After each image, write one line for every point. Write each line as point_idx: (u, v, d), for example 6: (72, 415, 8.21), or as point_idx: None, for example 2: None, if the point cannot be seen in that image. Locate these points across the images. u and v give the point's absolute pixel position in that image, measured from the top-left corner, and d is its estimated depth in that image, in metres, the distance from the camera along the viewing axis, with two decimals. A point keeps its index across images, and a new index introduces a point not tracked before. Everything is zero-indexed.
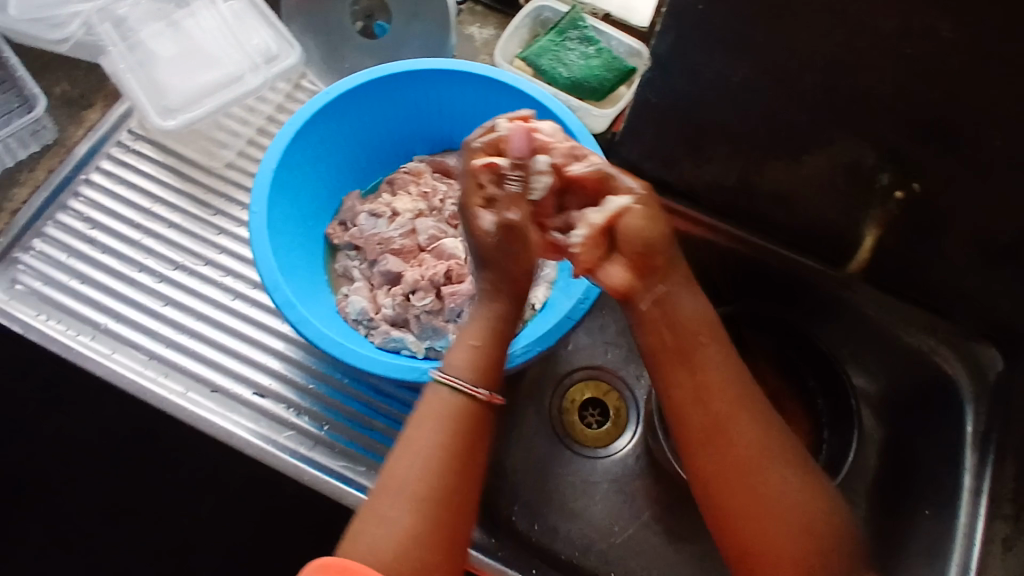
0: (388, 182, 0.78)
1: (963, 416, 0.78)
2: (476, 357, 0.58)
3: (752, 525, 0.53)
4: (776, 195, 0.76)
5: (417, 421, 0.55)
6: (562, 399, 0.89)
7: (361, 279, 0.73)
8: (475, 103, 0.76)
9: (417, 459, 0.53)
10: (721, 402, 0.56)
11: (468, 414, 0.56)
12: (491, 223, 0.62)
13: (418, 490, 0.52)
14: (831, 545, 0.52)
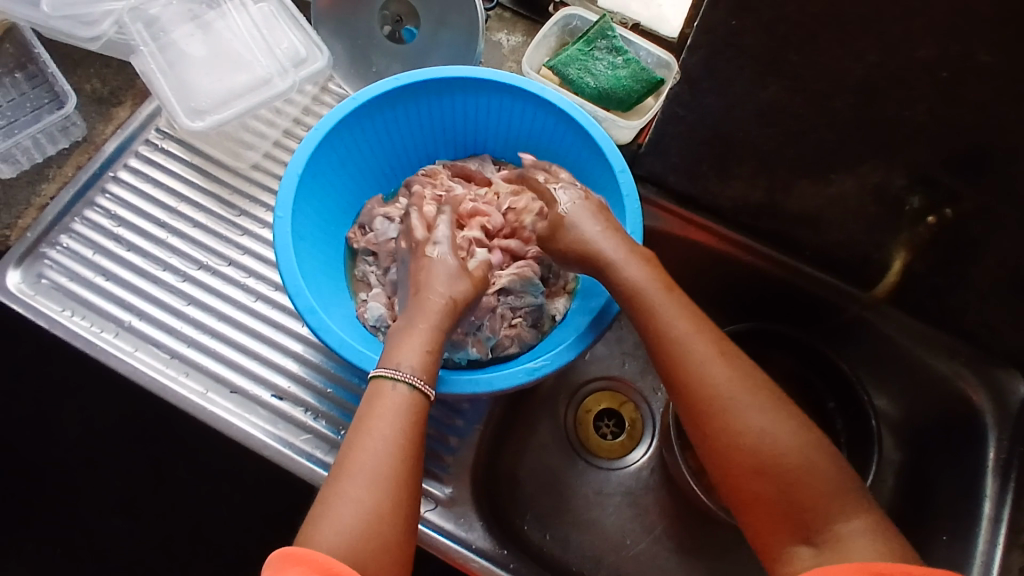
0: (406, 186, 0.77)
1: (985, 443, 0.76)
2: (427, 355, 0.56)
3: (741, 464, 0.53)
4: (803, 214, 0.75)
5: (371, 410, 0.54)
6: (576, 409, 0.89)
7: (379, 284, 0.73)
8: (500, 109, 0.75)
9: (375, 442, 0.52)
10: (690, 360, 0.55)
11: (417, 405, 0.54)
12: (433, 253, 0.63)
13: (377, 472, 0.51)
14: (819, 471, 0.51)
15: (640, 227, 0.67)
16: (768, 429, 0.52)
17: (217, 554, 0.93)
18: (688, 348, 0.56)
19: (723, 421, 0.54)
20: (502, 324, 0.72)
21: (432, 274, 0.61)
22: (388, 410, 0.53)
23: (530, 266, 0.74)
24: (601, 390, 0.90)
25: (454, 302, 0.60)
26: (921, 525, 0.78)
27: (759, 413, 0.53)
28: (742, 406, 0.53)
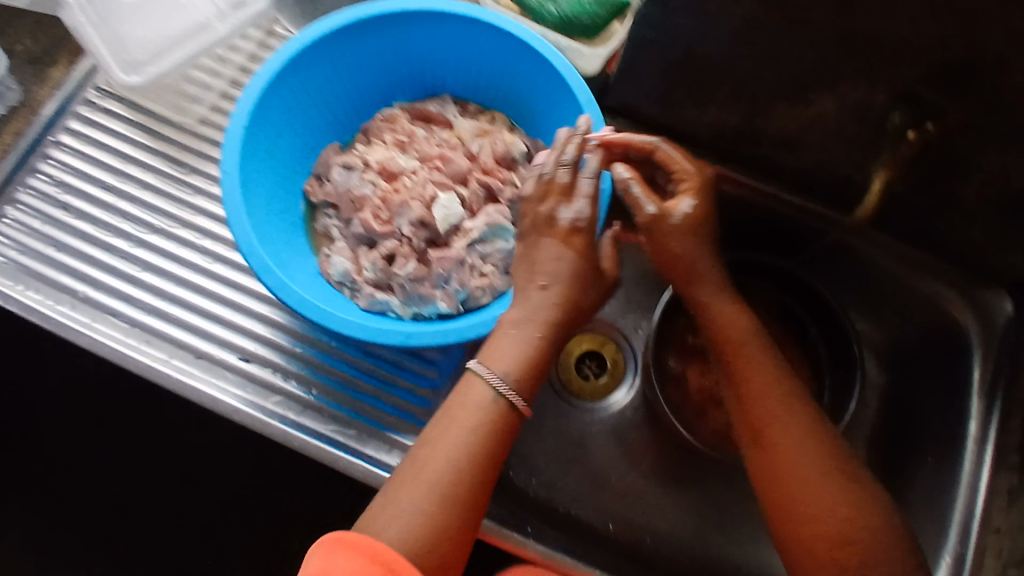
0: (363, 131, 0.73)
1: (970, 363, 0.76)
2: (527, 359, 0.57)
3: (802, 511, 0.57)
4: (781, 138, 0.71)
5: (456, 407, 0.56)
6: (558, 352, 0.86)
7: (342, 239, 0.70)
8: (457, 43, 0.71)
9: (452, 439, 0.54)
10: (767, 407, 0.61)
11: (497, 411, 0.56)
12: (551, 238, 0.59)
13: (450, 464, 0.53)
14: (871, 538, 0.56)
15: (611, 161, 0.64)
16: (810, 468, 0.58)
17: (204, 522, 0.92)
18: (759, 390, 0.61)
19: (772, 449, 0.60)
20: (473, 275, 0.67)
21: (547, 261, 0.58)
22: (472, 413, 0.55)
23: (501, 212, 0.69)
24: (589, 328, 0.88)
25: (569, 301, 0.58)
26: (905, 448, 0.79)
27: (806, 451, 0.59)
28: (791, 445, 0.59)
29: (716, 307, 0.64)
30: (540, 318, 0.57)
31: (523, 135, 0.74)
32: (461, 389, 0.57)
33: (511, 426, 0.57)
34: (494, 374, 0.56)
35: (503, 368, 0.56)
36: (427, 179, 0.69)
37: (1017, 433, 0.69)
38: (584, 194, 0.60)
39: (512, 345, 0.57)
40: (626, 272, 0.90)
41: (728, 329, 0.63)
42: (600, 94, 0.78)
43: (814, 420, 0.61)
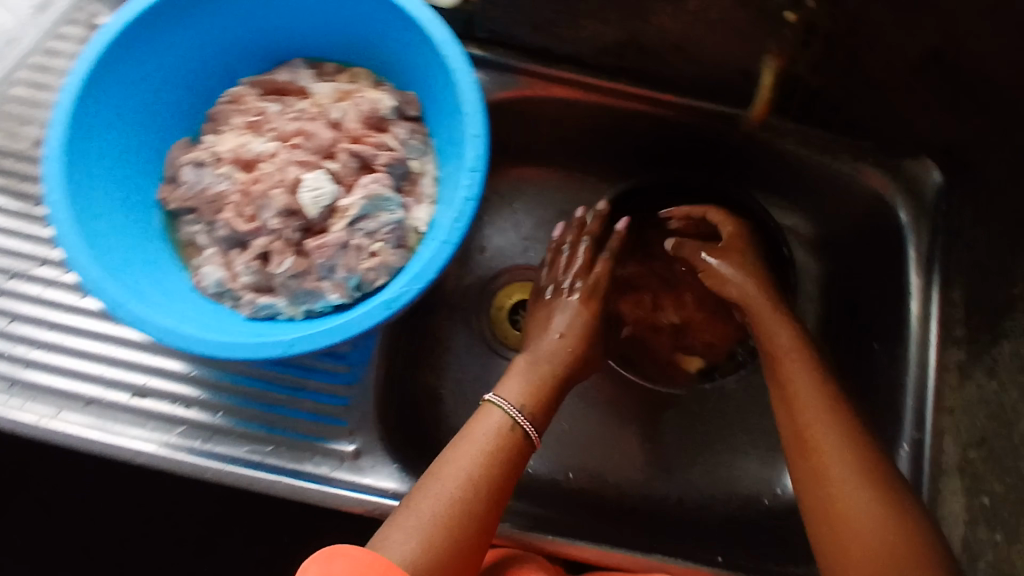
0: (211, 119, 0.65)
1: (903, 244, 0.71)
2: (534, 388, 0.63)
3: (837, 521, 0.53)
4: (669, 39, 0.66)
5: (474, 427, 0.61)
6: (489, 310, 0.82)
7: (211, 245, 0.63)
8: (293, 1, 0.63)
9: (467, 455, 0.58)
10: (812, 417, 0.58)
11: (510, 437, 0.60)
12: (562, 291, 0.70)
13: (465, 476, 0.57)
14: (910, 555, 0.50)
15: (480, 104, 0.58)
16: (843, 464, 0.55)
17: (173, 534, 0.94)
18: (800, 389, 0.60)
19: (807, 445, 0.57)
20: (361, 256, 0.61)
21: (560, 317, 0.68)
22: (484, 431, 0.60)
23: (379, 182, 0.62)
24: (520, 276, 0.83)
25: (578, 354, 0.67)
26: (850, 339, 0.76)
27: (842, 446, 0.56)
28: (829, 441, 0.56)
29: (766, 323, 0.65)
30: (558, 357, 0.65)
31: (390, 88, 0.66)
32: (479, 415, 0.62)
33: (521, 454, 0.60)
34: (510, 402, 0.62)
35: (517, 394, 0.63)
36: (287, 161, 0.61)
37: (959, 304, 0.67)
38: (588, 285, 0.70)
39: (528, 374, 0.64)
40: (545, 212, 0.85)
41: (768, 339, 0.64)
42: (467, 27, 0.70)
43: (859, 431, 0.57)
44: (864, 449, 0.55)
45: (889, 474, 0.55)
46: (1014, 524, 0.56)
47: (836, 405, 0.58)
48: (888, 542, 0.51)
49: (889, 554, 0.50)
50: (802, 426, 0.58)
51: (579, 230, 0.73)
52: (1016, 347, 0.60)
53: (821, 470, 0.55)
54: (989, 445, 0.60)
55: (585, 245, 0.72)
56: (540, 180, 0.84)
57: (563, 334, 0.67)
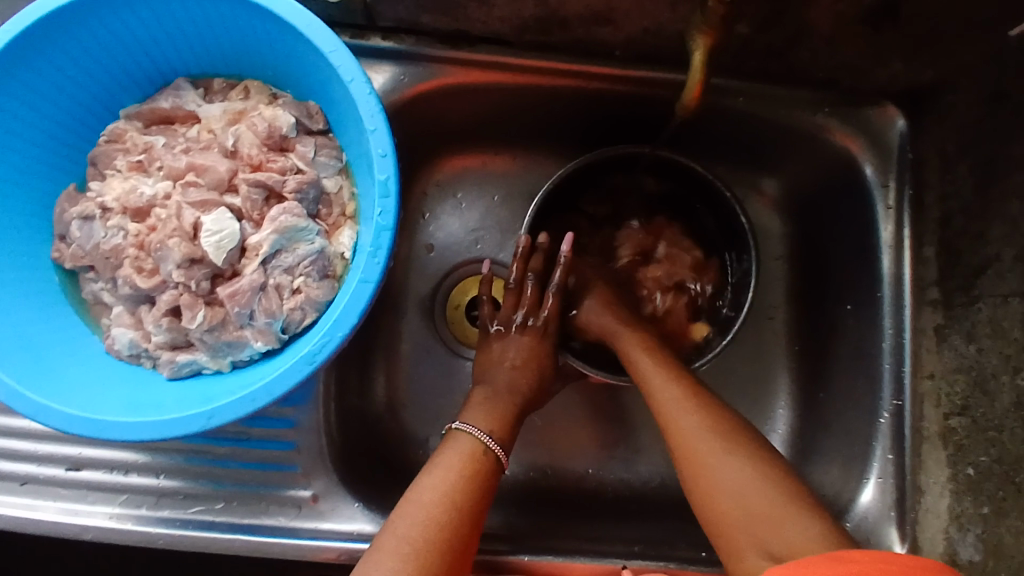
0: (93, 162, 0.58)
1: (871, 201, 0.66)
2: (495, 416, 0.60)
3: (701, 496, 0.51)
4: (591, 11, 0.58)
5: (440, 456, 0.56)
6: (445, 308, 0.77)
7: (117, 302, 0.57)
8: (160, 17, 0.55)
9: (442, 478, 0.54)
10: (655, 400, 0.56)
11: (485, 459, 0.57)
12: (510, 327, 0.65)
13: (449, 498, 0.52)
14: (770, 502, 0.47)
15: (381, 113, 0.52)
16: (689, 427, 0.53)
17: None
18: (640, 367, 0.59)
19: (661, 423, 0.56)
20: (282, 297, 0.56)
21: (510, 350, 0.64)
22: (451, 453, 0.56)
23: (289, 212, 0.55)
24: (473, 270, 0.78)
25: (532, 389, 0.63)
26: (822, 302, 0.71)
27: (685, 408, 0.54)
28: (673, 409, 0.55)
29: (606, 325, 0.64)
30: (515, 394, 0.62)
31: (288, 99, 0.59)
32: (443, 446, 0.58)
33: (494, 479, 0.57)
34: (479, 430, 0.58)
35: (487, 424, 0.59)
36: (181, 204, 0.55)
37: (932, 263, 0.62)
38: (538, 322, 0.65)
39: (493, 406, 0.61)
40: (491, 200, 0.78)
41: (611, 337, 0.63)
42: (368, 18, 0.62)
43: (703, 400, 0.55)
44: (706, 407, 0.54)
45: (742, 434, 0.52)
46: (1001, 496, 0.54)
47: (672, 372, 0.57)
48: (749, 483, 0.49)
49: (754, 496, 0.48)
50: (653, 405, 0.56)
51: (525, 260, 0.66)
52: (991, 313, 0.56)
53: (676, 442, 0.54)
54: (972, 414, 0.57)
55: (532, 281, 0.65)
56: (479, 167, 0.77)
57: (516, 376, 0.63)
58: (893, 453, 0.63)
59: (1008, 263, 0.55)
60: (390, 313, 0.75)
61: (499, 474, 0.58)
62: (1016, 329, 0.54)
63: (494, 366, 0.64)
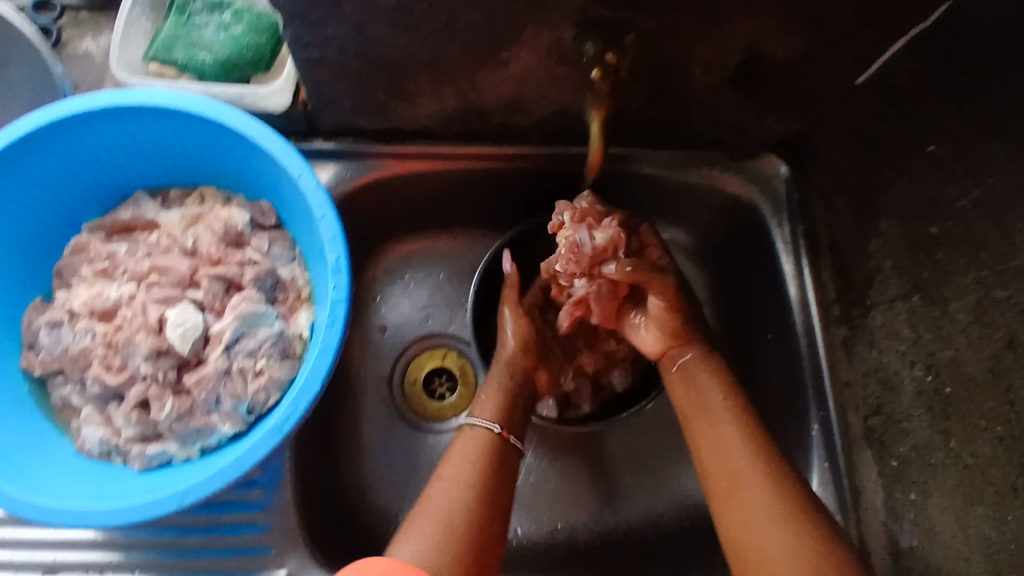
0: (58, 274, 0.62)
1: (772, 239, 0.75)
2: (495, 403, 0.67)
3: (755, 558, 0.53)
4: (505, 103, 0.67)
5: (455, 445, 0.64)
6: (401, 383, 0.80)
7: (86, 403, 0.59)
8: (121, 138, 0.61)
9: (458, 462, 0.62)
10: (735, 461, 0.58)
11: (494, 442, 0.64)
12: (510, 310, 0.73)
13: (465, 478, 0.60)
14: None
15: (327, 202, 0.58)
16: (760, 498, 0.55)
17: None
18: (723, 433, 0.60)
19: (731, 480, 0.58)
20: (246, 379, 0.59)
21: (511, 331, 0.72)
22: (469, 442, 0.64)
23: (248, 299, 0.60)
24: (425, 345, 0.82)
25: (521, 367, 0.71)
26: (747, 334, 0.79)
27: (764, 481, 0.56)
28: (754, 485, 0.56)
29: (694, 379, 0.65)
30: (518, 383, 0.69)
31: (240, 200, 0.64)
32: (461, 441, 0.65)
33: (513, 463, 0.64)
34: (488, 420, 0.65)
35: (494, 414, 0.66)
36: (146, 302, 0.59)
37: (830, 284, 0.71)
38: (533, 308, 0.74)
39: (494, 398, 0.67)
40: (436, 278, 0.84)
41: (694, 387, 0.65)
42: (311, 126, 0.70)
43: (788, 480, 0.56)
44: (786, 485, 0.56)
45: (816, 518, 0.54)
46: (924, 480, 0.59)
47: (763, 451, 0.58)
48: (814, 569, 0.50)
49: None
50: (734, 470, 0.58)
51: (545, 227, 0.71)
52: (884, 318, 0.63)
53: (740, 506, 0.56)
54: (886, 411, 0.63)
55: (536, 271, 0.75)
56: (424, 249, 0.84)
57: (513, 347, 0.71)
58: (828, 459, 0.69)
59: (888, 272, 0.63)
60: (353, 392, 0.79)
61: (515, 456, 0.65)
62: (905, 327, 0.60)
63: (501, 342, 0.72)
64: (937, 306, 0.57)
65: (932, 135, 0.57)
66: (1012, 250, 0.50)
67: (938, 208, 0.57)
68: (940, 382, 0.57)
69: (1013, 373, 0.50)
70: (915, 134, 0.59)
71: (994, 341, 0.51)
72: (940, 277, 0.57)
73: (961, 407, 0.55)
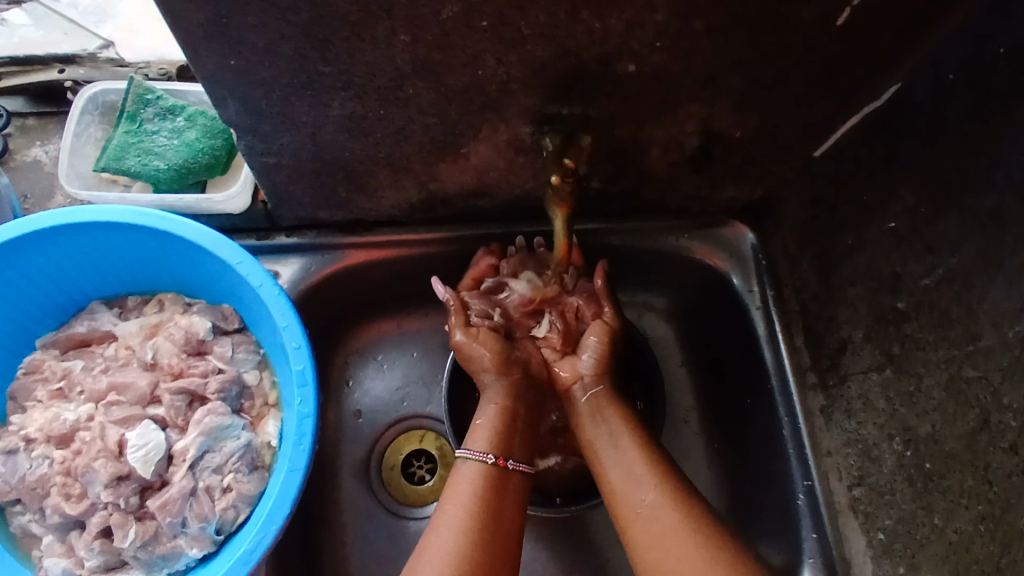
0: (12, 397, 0.60)
1: (746, 304, 0.74)
2: (490, 429, 0.61)
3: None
4: (468, 191, 0.67)
5: (453, 490, 0.58)
6: (379, 467, 0.77)
7: (47, 531, 0.56)
8: (73, 248, 0.59)
9: (457, 511, 0.56)
10: (646, 481, 0.57)
11: (493, 480, 0.58)
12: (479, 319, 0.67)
13: (461, 528, 0.54)
14: None
15: (292, 312, 0.57)
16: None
17: None
18: (631, 454, 0.59)
19: (639, 501, 0.56)
20: (213, 498, 0.56)
21: (483, 340, 0.66)
22: (460, 484, 0.58)
23: (213, 412, 0.58)
24: (402, 427, 0.79)
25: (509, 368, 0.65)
26: (725, 400, 0.78)
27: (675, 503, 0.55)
28: (666, 505, 0.55)
29: (597, 408, 0.64)
30: (514, 395, 0.64)
31: (202, 306, 0.63)
32: (453, 478, 0.60)
33: (515, 494, 0.59)
34: (483, 452, 0.60)
35: (488, 444, 0.60)
36: (105, 423, 0.56)
37: (804, 350, 0.70)
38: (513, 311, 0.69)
39: (490, 425, 0.62)
40: (409, 357, 0.81)
41: (598, 418, 0.63)
42: (271, 223, 0.69)
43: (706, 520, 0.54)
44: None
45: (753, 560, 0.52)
46: (911, 554, 0.57)
47: (671, 475, 0.58)
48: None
49: None
50: (641, 493, 0.57)
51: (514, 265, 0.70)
52: (859, 388, 0.63)
53: (656, 543, 0.53)
54: (869, 482, 0.62)
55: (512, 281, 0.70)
56: (393, 329, 0.81)
57: (490, 350, 0.65)
58: (816, 530, 0.66)
59: (860, 341, 0.63)
60: (326, 486, 0.76)
61: (517, 485, 0.60)
62: (881, 400, 0.60)
63: (481, 341, 0.66)
64: (911, 380, 0.57)
65: (892, 213, 0.58)
66: (976, 330, 0.51)
67: (902, 281, 0.58)
68: (919, 457, 0.57)
69: (990, 453, 0.50)
70: (872, 211, 0.61)
71: (969, 420, 0.52)
72: (912, 351, 0.57)
73: (942, 482, 0.55)
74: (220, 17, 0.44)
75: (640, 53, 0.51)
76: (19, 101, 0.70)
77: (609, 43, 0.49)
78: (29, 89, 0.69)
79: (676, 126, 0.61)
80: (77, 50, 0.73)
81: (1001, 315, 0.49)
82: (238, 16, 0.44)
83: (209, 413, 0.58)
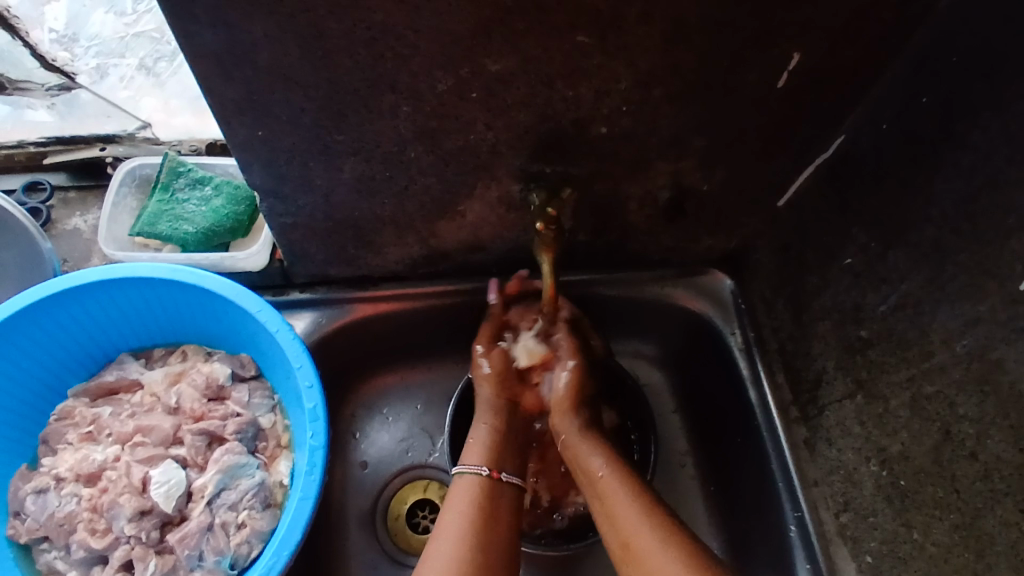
0: (44, 441, 0.64)
1: (727, 343, 0.79)
2: (481, 446, 0.66)
3: None
4: (465, 247, 0.74)
5: (452, 500, 0.62)
6: (385, 517, 0.79)
7: (70, 568, 0.59)
8: (104, 303, 0.65)
9: (455, 519, 0.60)
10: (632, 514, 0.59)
11: (487, 488, 0.63)
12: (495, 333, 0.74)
13: (456, 537, 0.58)
14: None
15: (304, 352, 0.62)
16: None
17: None
18: (620, 489, 0.61)
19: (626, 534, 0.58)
20: (228, 533, 0.60)
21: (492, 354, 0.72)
22: (459, 497, 0.62)
23: (230, 450, 0.62)
24: (406, 478, 0.82)
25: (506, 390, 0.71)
26: (717, 442, 0.81)
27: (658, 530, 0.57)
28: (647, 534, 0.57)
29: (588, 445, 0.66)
30: (503, 418, 0.70)
31: (222, 355, 0.68)
32: (453, 489, 0.64)
33: (509, 502, 0.64)
34: (476, 465, 0.65)
35: (480, 457, 0.65)
36: (131, 462, 0.60)
37: (786, 388, 0.74)
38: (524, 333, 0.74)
39: (479, 442, 0.67)
40: (414, 409, 0.85)
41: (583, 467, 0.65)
42: (286, 280, 0.75)
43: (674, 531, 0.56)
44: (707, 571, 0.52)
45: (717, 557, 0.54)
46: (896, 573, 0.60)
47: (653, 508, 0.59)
48: None
49: None
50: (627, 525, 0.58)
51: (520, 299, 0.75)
52: (836, 417, 0.67)
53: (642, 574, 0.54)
54: (853, 507, 0.65)
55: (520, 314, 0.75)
56: (399, 381, 0.86)
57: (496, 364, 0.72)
58: (810, 561, 0.68)
59: (832, 371, 0.67)
60: (333, 535, 0.78)
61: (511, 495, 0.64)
62: (856, 425, 0.64)
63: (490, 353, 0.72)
64: (880, 404, 0.61)
65: (849, 250, 0.64)
66: (929, 349, 0.55)
67: (863, 312, 0.63)
68: (894, 475, 0.60)
69: (954, 463, 0.54)
70: (832, 251, 0.67)
71: (933, 433, 0.56)
72: (877, 375, 0.61)
73: (917, 496, 0.58)
74: (251, 95, 0.52)
75: (610, 117, 0.59)
76: (61, 176, 0.79)
77: (581, 108, 0.57)
78: (70, 165, 0.79)
79: (648, 181, 0.68)
80: (118, 130, 0.81)
81: (948, 333, 0.53)
82: (264, 93, 0.52)
83: (224, 449, 0.62)
